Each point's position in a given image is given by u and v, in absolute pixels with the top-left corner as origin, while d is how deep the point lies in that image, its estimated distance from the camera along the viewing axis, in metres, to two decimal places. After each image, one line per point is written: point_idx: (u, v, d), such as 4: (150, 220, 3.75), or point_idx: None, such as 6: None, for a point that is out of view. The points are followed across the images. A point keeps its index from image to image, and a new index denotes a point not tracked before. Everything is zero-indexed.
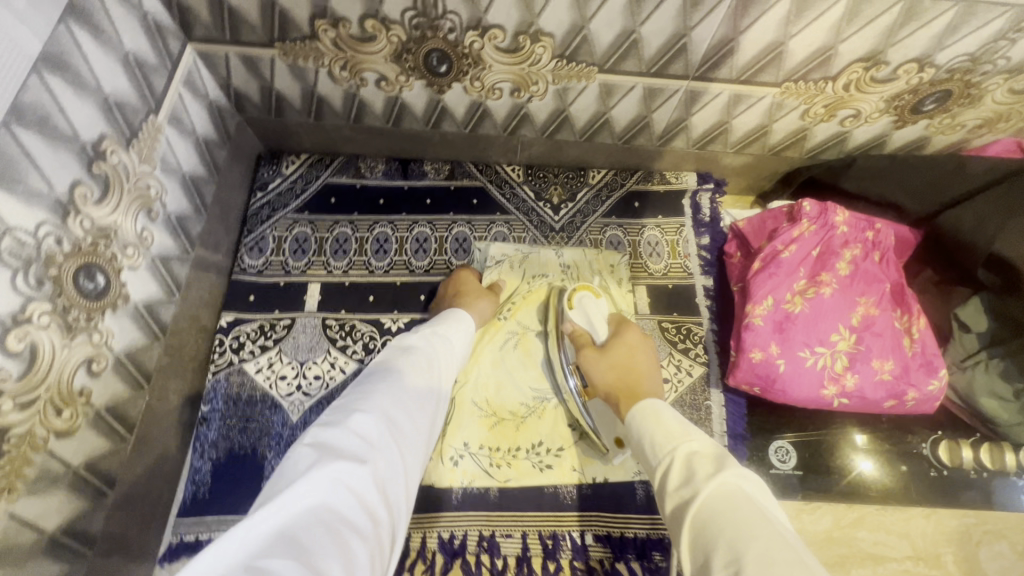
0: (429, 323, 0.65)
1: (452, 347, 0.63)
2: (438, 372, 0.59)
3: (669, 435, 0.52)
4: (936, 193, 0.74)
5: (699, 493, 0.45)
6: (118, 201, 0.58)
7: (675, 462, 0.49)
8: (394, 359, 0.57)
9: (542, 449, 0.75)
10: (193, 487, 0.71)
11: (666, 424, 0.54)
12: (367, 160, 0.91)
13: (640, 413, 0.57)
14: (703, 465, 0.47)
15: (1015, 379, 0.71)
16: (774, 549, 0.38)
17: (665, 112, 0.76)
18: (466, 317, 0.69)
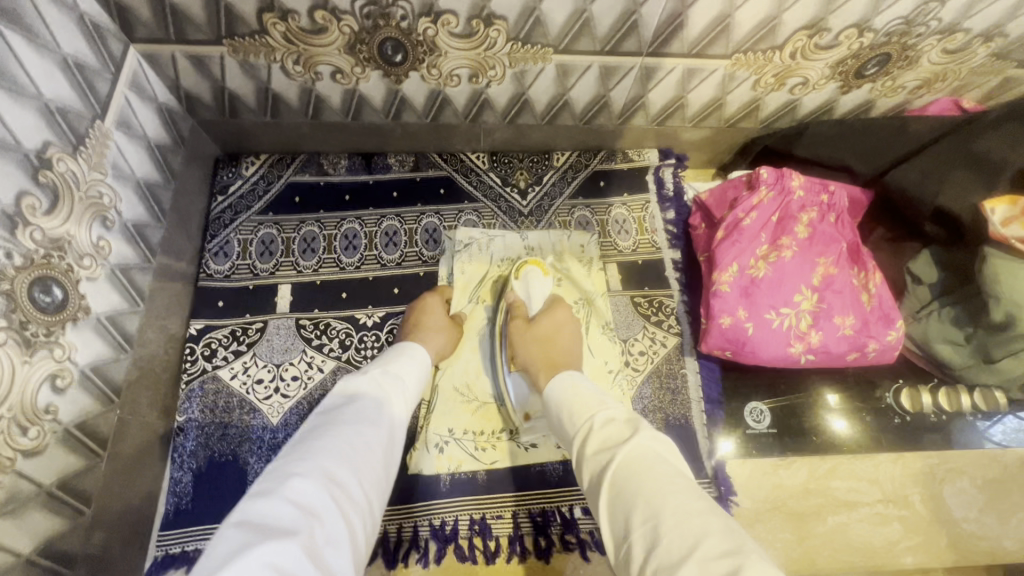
0: (377, 361, 0.62)
1: (406, 388, 0.60)
2: (389, 418, 0.55)
3: (585, 405, 0.57)
4: (883, 154, 0.79)
5: (616, 456, 0.49)
6: (69, 211, 0.56)
7: (593, 430, 0.53)
8: (337, 408, 0.53)
9: (526, 429, 0.77)
10: (175, 499, 0.70)
11: (582, 396, 0.58)
12: (329, 156, 0.90)
13: (558, 385, 0.62)
14: (619, 429, 0.52)
15: (965, 323, 0.76)
16: (687, 501, 0.43)
17: (622, 90, 0.77)
18: (421, 351, 0.66)
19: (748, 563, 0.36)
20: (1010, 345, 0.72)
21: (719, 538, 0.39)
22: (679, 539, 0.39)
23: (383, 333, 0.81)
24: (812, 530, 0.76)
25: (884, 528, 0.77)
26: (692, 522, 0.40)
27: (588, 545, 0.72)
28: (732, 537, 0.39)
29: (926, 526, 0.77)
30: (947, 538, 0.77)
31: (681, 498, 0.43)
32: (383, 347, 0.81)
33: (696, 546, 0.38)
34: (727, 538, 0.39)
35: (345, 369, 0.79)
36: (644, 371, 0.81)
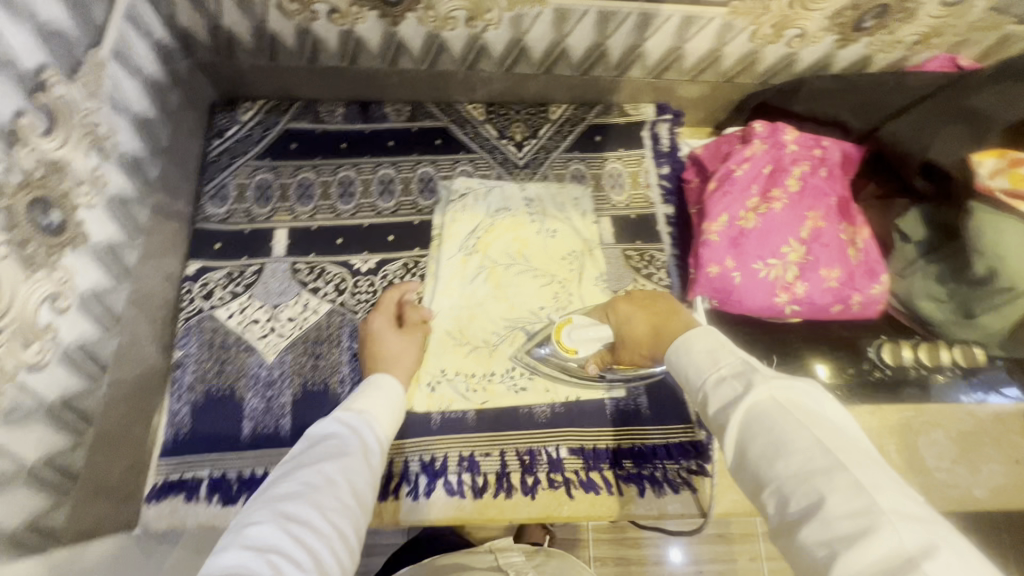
0: (348, 398, 0.62)
1: (370, 417, 0.59)
2: (354, 443, 0.55)
3: (700, 369, 0.53)
4: (878, 109, 0.79)
5: (729, 416, 0.46)
6: (67, 134, 0.56)
7: (708, 391, 0.50)
8: (308, 447, 0.53)
9: (516, 373, 0.79)
10: (173, 429, 0.73)
11: (697, 355, 0.54)
12: (325, 104, 0.90)
13: (676, 344, 0.57)
14: (730, 388, 0.48)
15: (948, 280, 0.78)
16: (814, 454, 0.40)
17: (620, 38, 0.77)
18: (389, 378, 0.66)
19: (879, 529, 0.35)
20: (990, 299, 0.74)
21: (849, 495, 0.37)
22: (802, 498, 0.39)
23: (377, 278, 0.83)
24: None
25: None
26: (818, 476, 0.39)
27: (573, 483, 0.75)
28: (860, 495, 0.37)
29: (899, 475, 0.80)
30: (919, 486, 0.80)
31: (805, 454, 0.40)
32: (377, 292, 0.82)
33: (820, 504, 0.37)
34: (853, 495, 0.37)
35: (339, 312, 0.81)
36: None
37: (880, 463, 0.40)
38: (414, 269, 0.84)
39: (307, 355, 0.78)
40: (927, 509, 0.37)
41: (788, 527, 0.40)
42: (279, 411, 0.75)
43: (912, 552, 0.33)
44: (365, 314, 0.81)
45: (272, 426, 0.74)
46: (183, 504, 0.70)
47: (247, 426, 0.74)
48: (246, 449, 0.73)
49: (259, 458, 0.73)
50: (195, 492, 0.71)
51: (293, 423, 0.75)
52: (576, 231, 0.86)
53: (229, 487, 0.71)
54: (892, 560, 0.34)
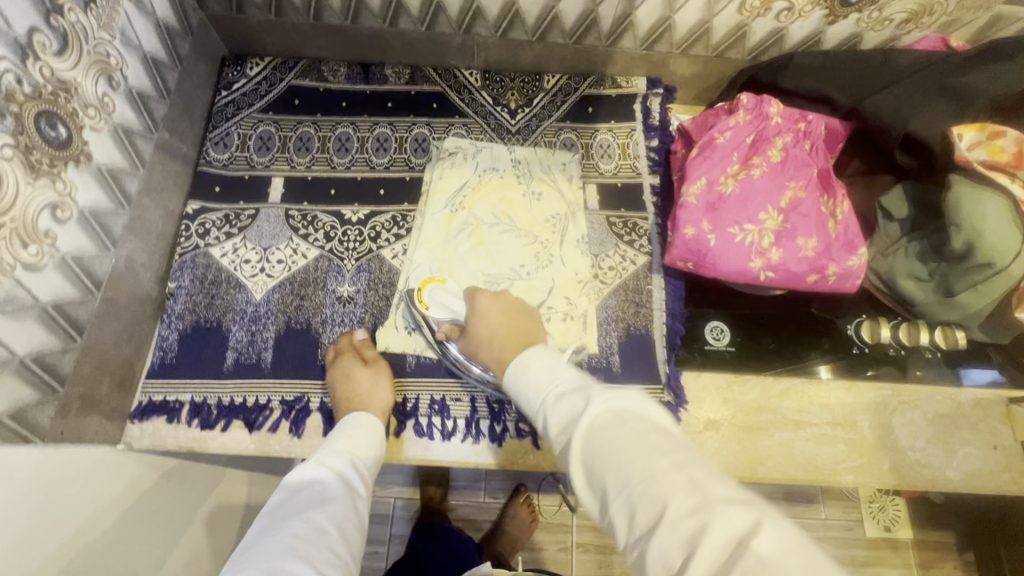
0: (328, 438, 0.66)
1: (355, 458, 0.64)
2: (339, 490, 0.59)
3: (540, 387, 0.54)
4: (864, 86, 0.79)
5: (574, 435, 0.47)
6: (76, 59, 0.61)
7: (551, 410, 0.51)
8: (283, 501, 0.57)
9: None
10: (161, 353, 0.77)
11: (533, 380, 0.55)
12: (329, 64, 0.94)
13: (514, 369, 0.58)
14: (572, 403, 0.49)
15: (930, 258, 0.78)
16: (650, 456, 0.42)
17: (609, 5, 0.80)
18: (366, 414, 0.70)
19: (715, 522, 0.36)
20: (969, 276, 0.73)
21: (686, 496, 0.38)
22: (648, 507, 0.39)
23: (366, 228, 0.86)
24: (758, 443, 0.79)
25: (828, 448, 0.80)
26: (656, 477, 0.40)
27: (539, 435, 0.76)
28: (695, 491, 0.38)
29: (870, 451, 0.80)
30: (890, 463, 0.80)
31: (643, 461, 0.41)
32: (365, 242, 0.85)
33: (663, 508, 0.38)
34: (689, 495, 0.38)
35: (327, 258, 0.84)
36: (610, 285, 0.85)
37: (706, 460, 0.42)
38: (402, 222, 0.87)
39: (292, 295, 0.81)
40: (754, 495, 0.39)
41: (639, 540, 0.39)
42: (261, 345, 0.78)
43: (743, 536, 0.35)
44: (351, 261, 0.84)
45: (253, 358, 0.77)
46: (165, 425, 0.74)
47: (230, 357, 0.77)
48: (227, 378, 0.76)
49: (238, 387, 0.76)
50: (177, 414, 0.75)
51: (274, 357, 0.78)
52: (561, 196, 0.88)
53: (208, 413, 0.75)
54: (729, 547, 0.35)
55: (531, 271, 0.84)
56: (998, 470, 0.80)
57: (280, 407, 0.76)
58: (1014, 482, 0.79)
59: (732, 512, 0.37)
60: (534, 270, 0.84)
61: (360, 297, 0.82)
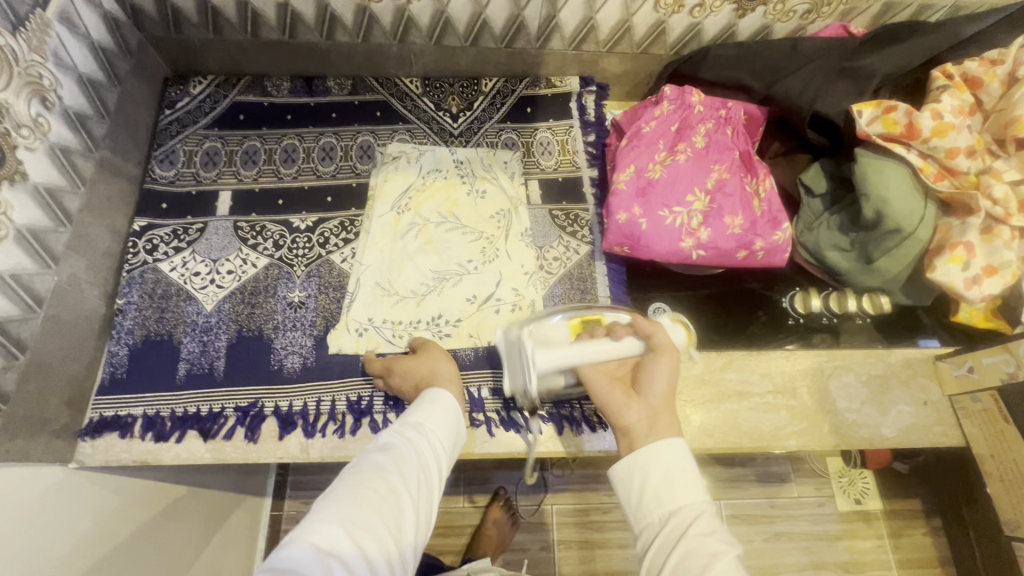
0: (414, 406, 0.65)
1: (434, 435, 0.62)
2: (420, 463, 0.58)
3: (687, 489, 0.53)
4: (776, 72, 0.85)
5: (709, 553, 0.48)
6: (6, 81, 0.63)
7: (690, 516, 0.51)
8: (372, 456, 0.57)
9: (441, 321, 0.83)
10: (111, 368, 0.77)
11: (678, 481, 0.53)
12: (272, 79, 0.97)
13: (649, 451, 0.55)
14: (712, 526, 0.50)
15: (850, 228, 0.82)
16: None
17: (534, 9, 0.85)
18: (447, 395, 0.67)
19: None
20: (885, 242, 0.78)
21: None
22: None
23: (314, 235, 0.88)
24: (704, 415, 0.82)
25: (772, 415, 0.83)
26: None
27: (494, 422, 0.79)
28: None
29: (811, 415, 0.84)
30: (830, 425, 0.83)
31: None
32: (313, 247, 0.87)
33: None
34: None
35: (276, 265, 0.85)
36: (557, 275, 0.88)
37: None
38: (350, 227, 0.89)
39: (243, 304, 0.82)
40: None
41: None
42: (213, 354, 0.79)
43: None
44: (300, 268, 0.85)
45: (205, 368, 0.78)
46: (118, 440, 0.74)
47: (182, 368, 0.78)
48: (179, 389, 0.77)
49: (191, 397, 0.77)
50: (129, 429, 0.75)
51: (227, 365, 0.79)
52: (504, 193, 0.91)
53: (162, 425, 0.75)
54: None
55: (479, 265, 0.86)
56: (930, 424, 0.84)
57: (235, 414, 0.76)
58: (945, 434, 0.83)
59: None
60: (482, 264, 0.86)
61: (311, 302, 0.83)
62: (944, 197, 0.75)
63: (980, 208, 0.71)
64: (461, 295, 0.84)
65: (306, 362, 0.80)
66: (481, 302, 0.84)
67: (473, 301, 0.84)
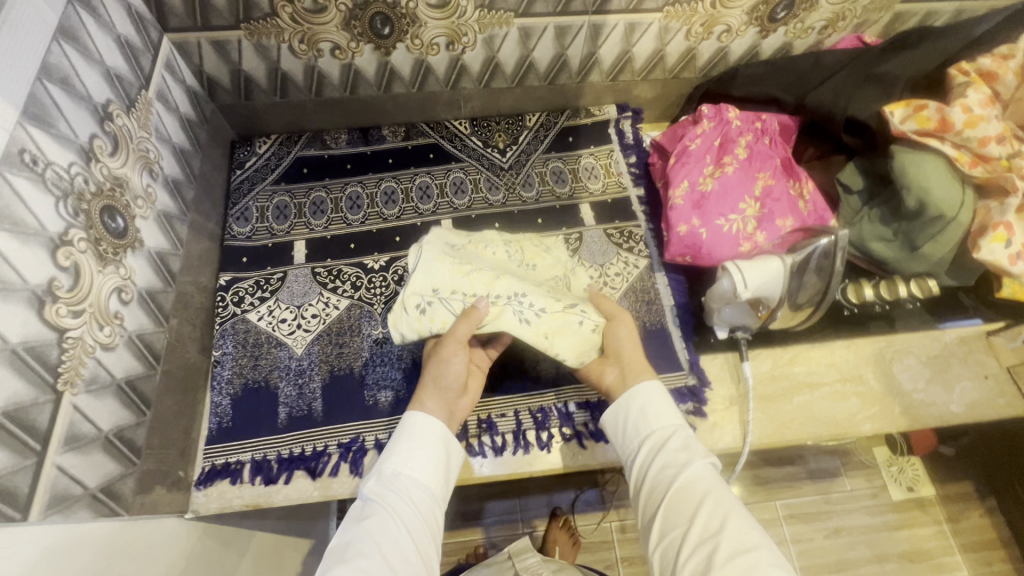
0: (382, 456, 0.68)
1: (407, 477, 0.65)
2: (402, 519, 0.60)
3: (654, 421, 0.69)
4: (804, 84, 0.93)
5: (669, 469, 0.63)
6: (126, 157, 0.68)
7: (663, 443, 0.66)
8: (349, 528, 0.60)
9: (524, 300, 0.72)
10: (217, 419, 0.80)
11: (652, 412, 0.69)
12: (330, 133, 1.03)
13: (624, 403, 0.71)
14: (676, 446, 0.65)
15: (891, 220, 0.88)
16: (741, 515, 0.57)
17: (577, 47, 0.92)
18: (421, 420, 0.69)
19: (745, 548, 0.53)
20: (928, 230, 0.83)
21: (742, 533, 0.55)
22: (705, 530, 0.56)
23: (389, 273, 0.92)
24: (781, 409, 0.86)
25: (843, 402, 0.87)
26: (747, 535, 0.54)
27: (584, 435, 0.82)
28: (750, 537, 0.54)
29: (880, 399, 0.87)
30: (901, 407, 0.87)
31: (734, 517, 0.56)
32: (390, 285, 0.91)
33: (721, 536, 0.55)
34: (744, 535, 0.54)
35: (357, 305, 0.90)
36: (622, 289, 0.92)
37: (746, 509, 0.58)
38: None
39: (332, 345, 0.86)
40: (765, 539, 0.55)
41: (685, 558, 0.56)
42: (310, 396, 0.83)
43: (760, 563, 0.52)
44: (380, 305, 0.90)
45: (305, 409, 0.81)
46: (229, 487, 0.76)
47: (283, 412, 0.81)
48: (283, 432, 0.80)
49: (296, 438, 0.80)
50: (239, 475, 0.77)
51: (324, 405, 0.82)
52: (558, 257, 0.84)
53: (270, 468, 0.78)
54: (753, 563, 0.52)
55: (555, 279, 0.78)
56: (993, 396, 0.88)
57: (338, 451, 0.79)
58: (1011, 405, 0.87)
59: (767, 550, 0.53)
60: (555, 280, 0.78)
61: (395, 336, 0.87)
62: (980, 182, 0.81)
63: (1015, 188, 0.78)
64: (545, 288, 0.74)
65: (399, 394, 0.83)
66: (566, 301, 0.74)
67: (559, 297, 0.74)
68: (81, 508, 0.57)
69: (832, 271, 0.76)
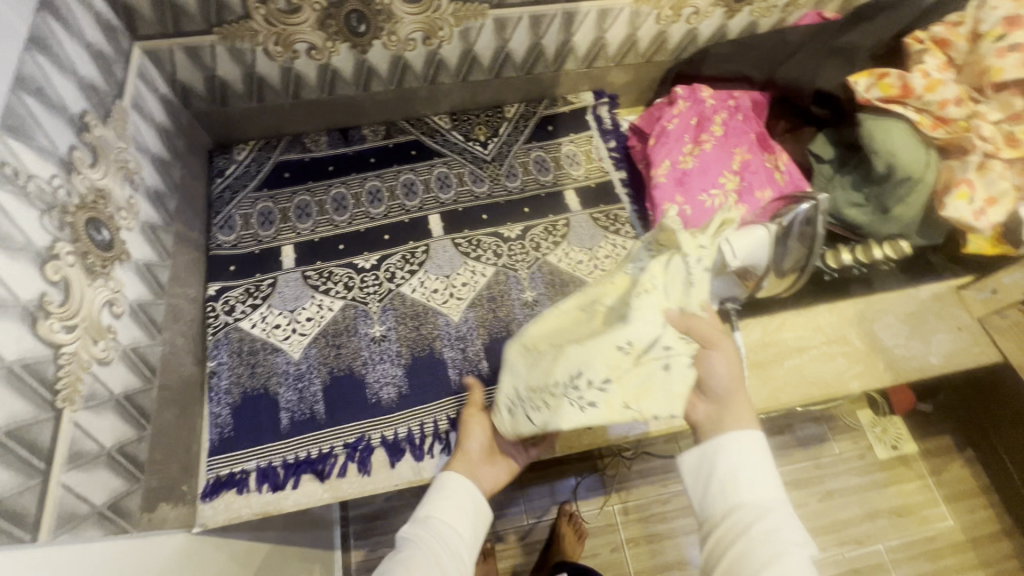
0: (426, 498, 0.68)
1: (446, 524, 0.64)
2: (439, 571, 0.60)
3: (747, 486, 0.59)
4: (772, 61, 0.97)
5: (755, 553, 0.54)
6: (107, 168, 0.67)
7: (754, 518, 0.56)
8: (385, 567, 0.60)
9: (583, 382, 0.59)
10: (218, 429, 0.79)
11: (745, 476, 0.59)
12: (310, 136, 1.03)
13: (714, 451, 0.61)
14: (767, 526, 0.55)
15: (862, 185, 0.92)
16: None
17: (551, 36, 0.93)
18: (456, 478, 0.68)
19: None
20: (897, 192, 0.87)
21: None
22: None
23: (380, 271, 0.92)
24: (772, 374, 0.89)
25: (830, 363, 0.91)
26: None
27: None
28: None
29: (865, 357, 0.91)
30: (884, 363, 0.91)
31: None
32: (382, 284, 0.91)
33: None
34: None
35: (352, 306, 0.89)
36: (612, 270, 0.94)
37: None
38: (412, 259, 0.94)
39: (329, 347, 0.86)
40: None
41: None
42: (312, 399, 0.82)
43: None
44: (375, 304, 0.89)
45: (307, 413, 0.81)
46: (236, 497, 0.75)
47: (285, 417, 0.80)
48: (287, 437, 0.79)
49: (300, 442, 0.79)
50: (246, 484, 0.76)
51: (326, 407, 0.82)
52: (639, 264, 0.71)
53: (277, 475, 0.77)
54: None
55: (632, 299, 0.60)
56: (968, 346, 0.92)
57: (344, 452, 0.79)
58: (984, 353, 0.92)
59: None
60: (637, 296, 0.60)
61: (392, 333, 0.87)
62: (942, 144, 0.85)
63: (975, 147, 0.82)
64: (608, 342, 0.59)
65: (401, 390, 0.83)
66: (639, 351, 0.59)
67: (628, 349, 0.58)
68: (90, 525, 0.55)
69: (814, 237, 0.79)
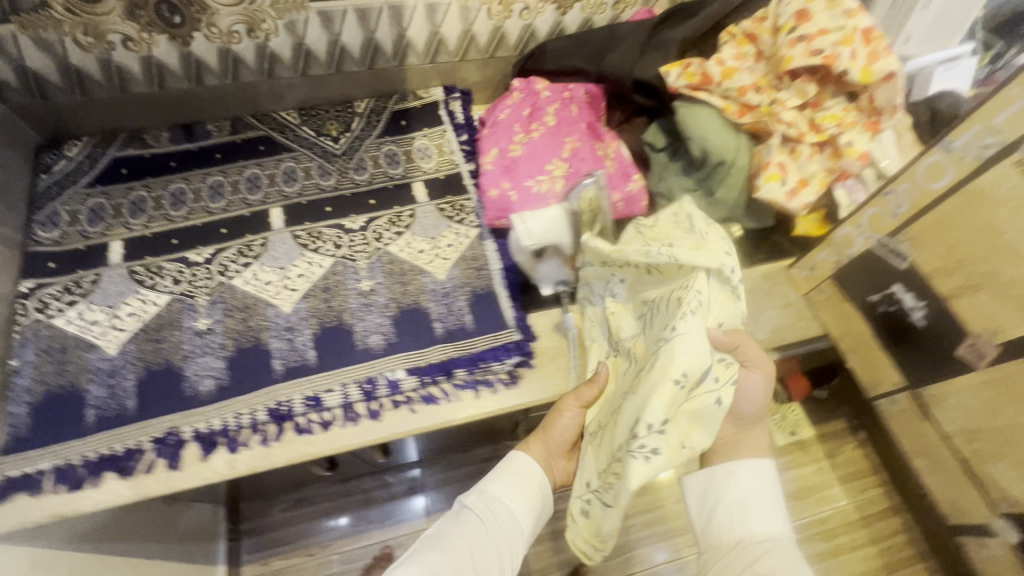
0: (491, 471, 0.70)
1: (507, 503, 0.66)
2: (497, 544, 0.62)
3: (758, 517, 0.61)
4: (602, 54, 1.00)
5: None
6: None
7: (760, 550, 0.59)
8: (449, 524, 0.63)
9: (641, 428, 0.58)
10: (12, 429, 0.76)
11: (755, 508, 0.62)
12: (151, 131, 1.01)
13: (723, 475, 0.65)
14: (772, 560, 0.58)
15: (691, 170, 0.96)
16: None
17: (383, 30, 0.96)
18: (527, 461, 0.70)
19: None
20: (717, 173, 0.92)
21: None
22: None
23: (213, 265, 0.91)
24: None
25: None
26: None
27: (414, 400, 0.83)
28: None
29: None
30: None
31: None
32: (214, 277, 0.90)
33: None
34: None
35: (178, 299, 0.87)
36: (451, 258, 0.95)
37: None
38: (247, 252, 0.93)
39: (149, 342, 0.84)
40: None
41: None
42: (123, 395, 0.79)
43: None
44: (202, 297, 0.88)
45: (114, 409, 0.78)
46: (27, 499, 0.72)
47: (91, 413, 0.78)
48: (91, 434, 0.76)
49: (103, 438, 0.76)
50: (38, 485, 0.73)
51: (138, 402, 0.79)
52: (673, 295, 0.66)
53: (74, 473, 0.74)
54: None
55: (677, 322, 0.60)
56: (795, 321, 0.96)
57: (151, 447, 0.77)
58: (809, 327, 0.96)
59: None
60: (681, 320, 0.59)
61: (217, 326, 0.86)
62: (750, 128, 0.91)
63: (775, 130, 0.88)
64: (661, 379, 0.58)
65: (220, 381, 0.82)
66: (692, 384, 0.59)
67: (682, 383, 0.58)
68: None
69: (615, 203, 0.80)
